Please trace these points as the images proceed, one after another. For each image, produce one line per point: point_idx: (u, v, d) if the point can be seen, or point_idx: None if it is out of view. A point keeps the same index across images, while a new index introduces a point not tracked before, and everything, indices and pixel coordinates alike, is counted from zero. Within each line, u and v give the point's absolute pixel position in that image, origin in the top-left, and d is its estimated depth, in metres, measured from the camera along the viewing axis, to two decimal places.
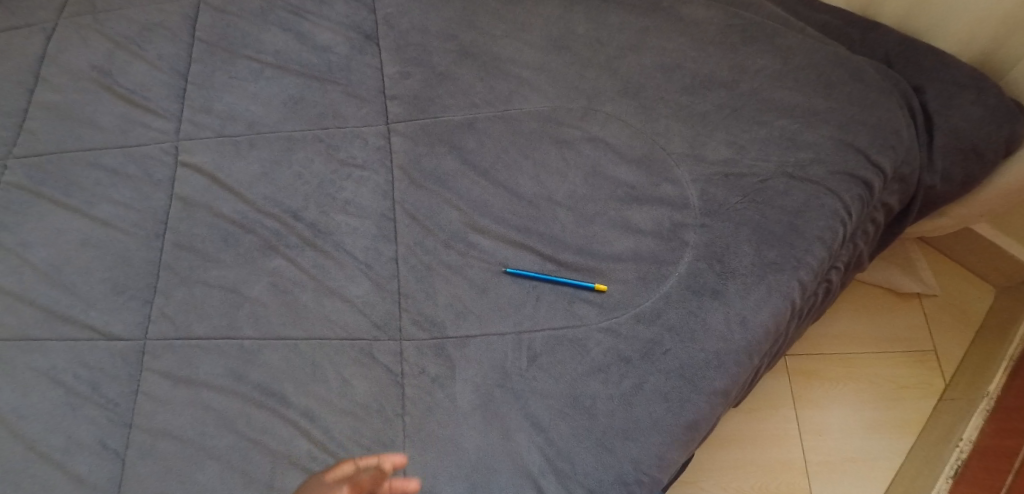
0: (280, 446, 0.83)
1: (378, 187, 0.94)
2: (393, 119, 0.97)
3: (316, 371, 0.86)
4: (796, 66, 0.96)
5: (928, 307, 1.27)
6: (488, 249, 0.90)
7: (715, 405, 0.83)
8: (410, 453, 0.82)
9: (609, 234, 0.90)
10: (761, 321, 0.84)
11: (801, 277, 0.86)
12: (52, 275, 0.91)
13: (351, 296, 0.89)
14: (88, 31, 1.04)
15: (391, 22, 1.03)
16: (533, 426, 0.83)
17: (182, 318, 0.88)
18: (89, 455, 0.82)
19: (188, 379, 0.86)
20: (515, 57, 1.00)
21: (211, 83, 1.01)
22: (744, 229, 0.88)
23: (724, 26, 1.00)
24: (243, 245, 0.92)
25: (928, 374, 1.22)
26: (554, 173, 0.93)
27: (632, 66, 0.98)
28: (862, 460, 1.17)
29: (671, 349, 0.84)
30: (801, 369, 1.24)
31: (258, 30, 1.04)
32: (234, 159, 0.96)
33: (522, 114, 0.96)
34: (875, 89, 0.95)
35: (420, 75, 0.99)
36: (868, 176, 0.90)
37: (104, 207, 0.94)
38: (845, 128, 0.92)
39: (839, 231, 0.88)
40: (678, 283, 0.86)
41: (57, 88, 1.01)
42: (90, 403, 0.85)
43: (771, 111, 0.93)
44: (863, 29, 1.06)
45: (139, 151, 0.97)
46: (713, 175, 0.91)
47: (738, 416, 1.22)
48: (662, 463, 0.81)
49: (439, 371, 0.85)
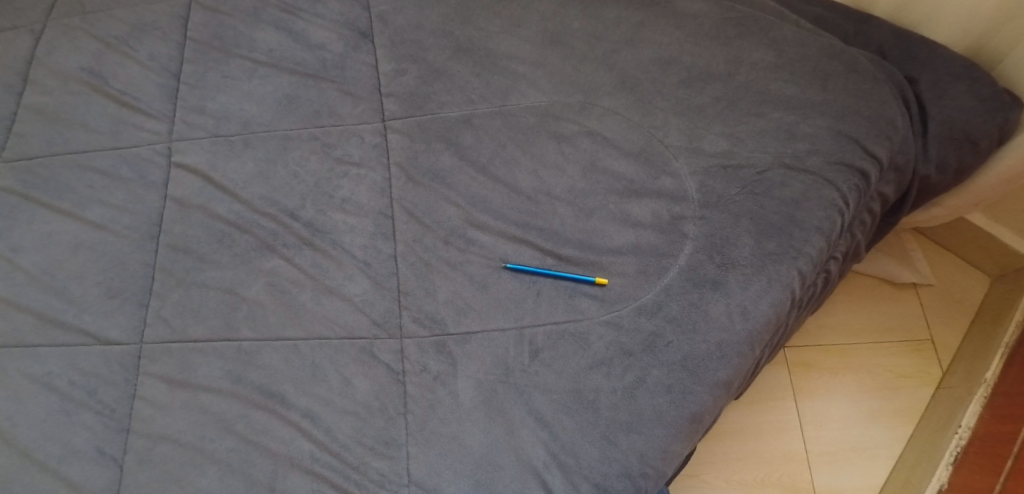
0: (281, 447, 0.82)
1: (375, 184, 0.93)
2: (389, 116, 0.97)
3: (317, 371, 0.85)
4: (791, 58, 0.96)
5: (923, 297, 1.28)
6: (488, 245, 0.90)
7: (718, 396, 0.83)
8: (414, 451, 0.82)
9: (608, 228, 0.90)
10: (762, 311, 0.84)
11: (801, 268, 0.87)
12: (45, 279, 0.89)
13: (350, 295, 0.88)
14: (77, 32, 1.03)
15: (386, 19, 1.02)
16: (536, 421, 0.82)
17: (178, 320, 0.87)
18: (86, 462, 0.81)
19: (186, 382, 0.85)
20: (511, 53, 0.99)
21: (204, 82, 1.00)
22: (743, 220, 0.88)
23: (720, 20, 1.00)
24: (239, 245, 0.91)
25: (925, 363, 1.23)
26: (552, 168, 0.93)
27: (628, 60, 0.98)
28: (862, 449, 1.17)
29: (673, 341, 0.84)
30: (798, 360, 1.24)
31: (251, 29, 1.03)
32: (228, 159, 0.95)
33: (519, 109, 0.96)
34: (870, 80, 0.95)
35: (416, 72, 0.99)
36: (864, 166, 0.90)
37: (97, 209, 0.92)
38: (841, 118, 0.92)
39: (837, 221, 0.88)
40: (678, 275, 0.86)
41: (47, 90, 0.99)
42: (86, 409, 0.83)
43: (766, 103, 0.94)
44: (856, 21, 1.07)
45: (132, 153, 0.95)
46: (712, 167, 0.91)
47: (737, 409, 1.22)
48: (667, 455, 0.81)
49: (441, 369, 0.84)
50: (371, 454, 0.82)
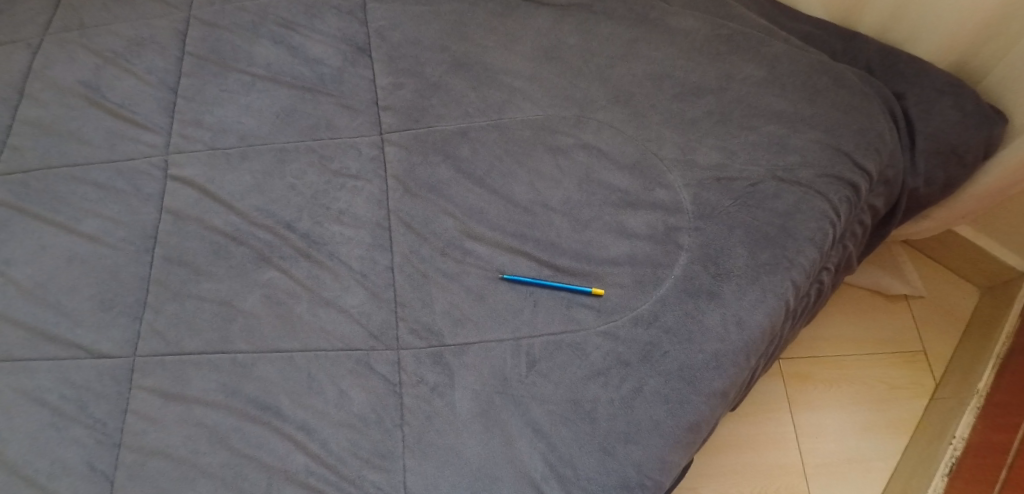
0: (275, 460, 0.81)
1: (373, 196, 0.93)
2: (386, 129, 0.97)
3: (313, 383, 0.85)
4: (781, 74, 0.98)
5: (914, 309, 1.29)
6: (484, 256, 0.90)
7: (714, 405, 0.84)
8: (410, 463, 0.81)
9: (605, 239, 0.90)
10: (757, 321, 0.85)
11: (795, 278, 0.87)
12: (38, 292, 0.89)
13: (346, 306, 0.88)
14: (75, 46, 1.03)
15: (383, 34, 1.04)
16: (534, 432, 0.82)
17: (172, 333, 0.86)
18: (76, 478, 0.80)
19: (179, 396, 0.84)
20: (507, 67, 1.01)
21: (202, 96, 1.00)
22: (737, 231, 0.89)
23: (712, 36, 1.02)
24: (235, 258, 0.91)
25: (916, 375, 1.24)
26: (548, 180, 0.94)
27: (622, 75, 0.99)
28: (858, 461, 1.18)
29: (669, 351, 0.84)
30: (793, 372, 1.25)
31: (248, 44, 1.04)
32: (226, 172, 0.95)
33: (516, 122, 0.97)
34: (858, 95, 0.97)
35: (413, 86, 1.00)
36: (854, 178, 0.92)
37: (91, 222, 0.92)
38: (831, 132, 0.94)
39: (829, 231, 0.89)
40: (674, 286, 0.87)
41: (43, 103, 0.99)
42: (77, 424, 0.82)
43: (759, 117, 0.95)
44: (842, 38, 1.09)
45: (127, 166, 0.95)
46: (706, 179, 0.92)
47: (732, 422, 1.22)
48: (664, 465, 0.81)
49: (438, 380, 0.84)
50: (366, 467, 0.81)
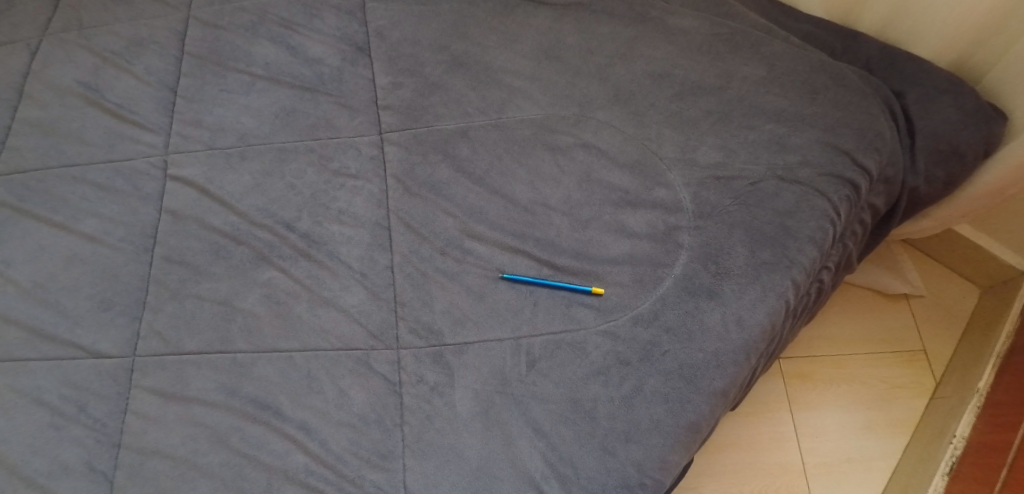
0: (275, 460, 0.81)
1: (372, 196, 0.93)
2: (385, 129, 0.97)
3: (313, 383, 0.85)
4: (781, 73, 0.98)
5: (915, 308, 1.29)
6: (484, 255, 0.90)
7: (715, 404, 0.84)
8: (410, 463, 0.81)
9: (605, 238, 0.90)
10: (757, 320, 0.85)
11: (795, 277, 0.87)
12: (38, 292, 0.88)
13: (346, 306, 0.88)
14: (74, 46, 1.03)
15: (383, 33, 1.04)
16: (534, 432, 0.82)
17: (171, 333, 0.86)
18: (76, 478, 0.80)
19: (178, 396, 0.84)
20: (507, 66, 1.01)
21: (201, 96, 1.00)
22: (738, 230, 0.89)
23: (711, 35, 1.02)
24: (235, 258, 0.90)
25: (916, 375, 1.24)
26: (548, 180, 0.94)
27: (622, 74, 0.99)
28: (858, 460, 1.17)
29: (669, 350, 0.84)
30: (794, 372, 1.25)
31: (248, 43, 1.04)
32: (225, 172, 0.95)
33: (516, 121, 0.97)
34: (858, 94, 0.97)
35: (413, 86, 1.00)
36: (854, 177, 0.92)
37: (91, 222, 0.92)
38: (830, 130, 0.94)
39: (830, 230, 0.89)
40: (674, 285, 0.87)
41: (42, 103, 0.99)
42: (76, 424, 0.82)
43: (759, 116, 0.95)
44: (842, 37, 1.09)
45: (127, 166, 0.95)
46: (707, 179, 0.92)
47: (732, 421, 1.22)
48: (664, 465, 0.81)
49: (438, 379, 0.84)
50: (366, 466, 0.81)
